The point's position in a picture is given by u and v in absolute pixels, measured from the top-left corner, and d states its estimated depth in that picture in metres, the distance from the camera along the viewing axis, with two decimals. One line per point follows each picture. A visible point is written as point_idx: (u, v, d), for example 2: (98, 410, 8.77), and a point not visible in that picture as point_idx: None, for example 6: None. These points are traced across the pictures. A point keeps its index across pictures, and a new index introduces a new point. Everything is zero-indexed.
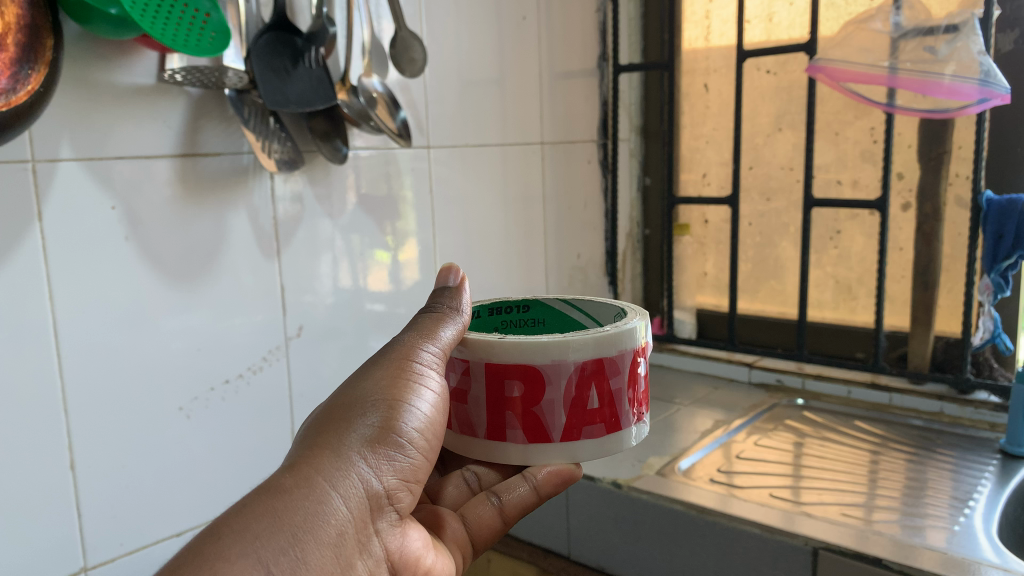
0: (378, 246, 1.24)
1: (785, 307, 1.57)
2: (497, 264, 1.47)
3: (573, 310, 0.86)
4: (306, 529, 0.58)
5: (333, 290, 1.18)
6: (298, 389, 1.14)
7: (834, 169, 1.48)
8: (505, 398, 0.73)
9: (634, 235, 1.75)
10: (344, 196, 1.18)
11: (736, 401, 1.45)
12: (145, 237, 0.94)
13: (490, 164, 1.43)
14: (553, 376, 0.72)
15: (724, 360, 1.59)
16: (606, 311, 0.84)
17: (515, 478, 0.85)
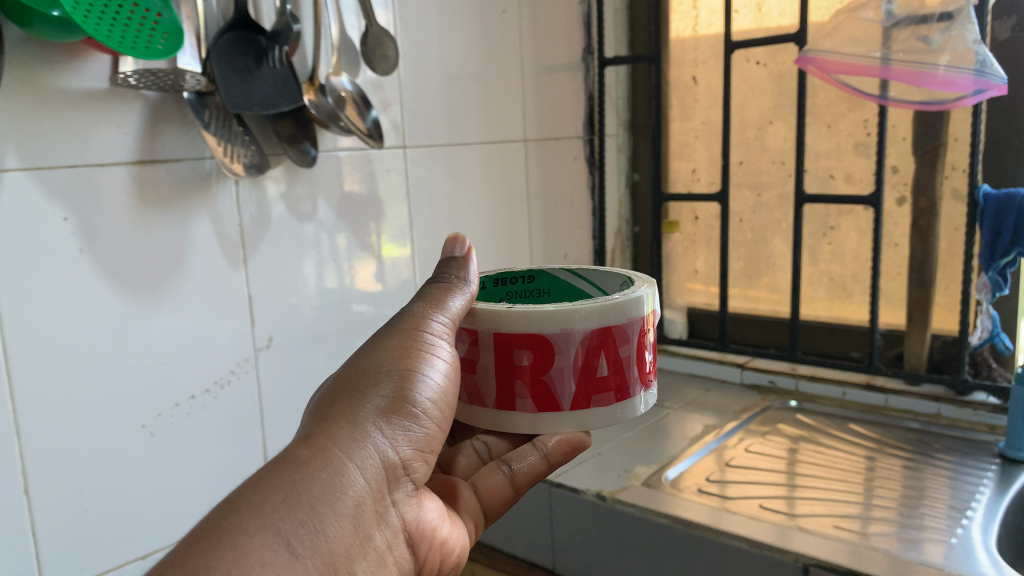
0: (354, 250, 1.20)
1: (779, 305, 1.53)
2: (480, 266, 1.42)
3: (578, 279, 0.88)
4: (326, 498, 0.60)
5: (306, 298, 1.13)
6: (269, 401, 1.10)
7: (827, 163, 1.44)
8: (513, 367, 0.76)
9: (623, 232, 1.70)
10: (313, 198, 1.13)
11: (729, 404, 1.40)
12: (131, 234, 0.93)
13: (472, 163, 1.39)
14: (562, 345, 0.75)
15: (716, 361, 1.54)
16: (610, 279, 0.87)
17: (525, 448, 0.92)
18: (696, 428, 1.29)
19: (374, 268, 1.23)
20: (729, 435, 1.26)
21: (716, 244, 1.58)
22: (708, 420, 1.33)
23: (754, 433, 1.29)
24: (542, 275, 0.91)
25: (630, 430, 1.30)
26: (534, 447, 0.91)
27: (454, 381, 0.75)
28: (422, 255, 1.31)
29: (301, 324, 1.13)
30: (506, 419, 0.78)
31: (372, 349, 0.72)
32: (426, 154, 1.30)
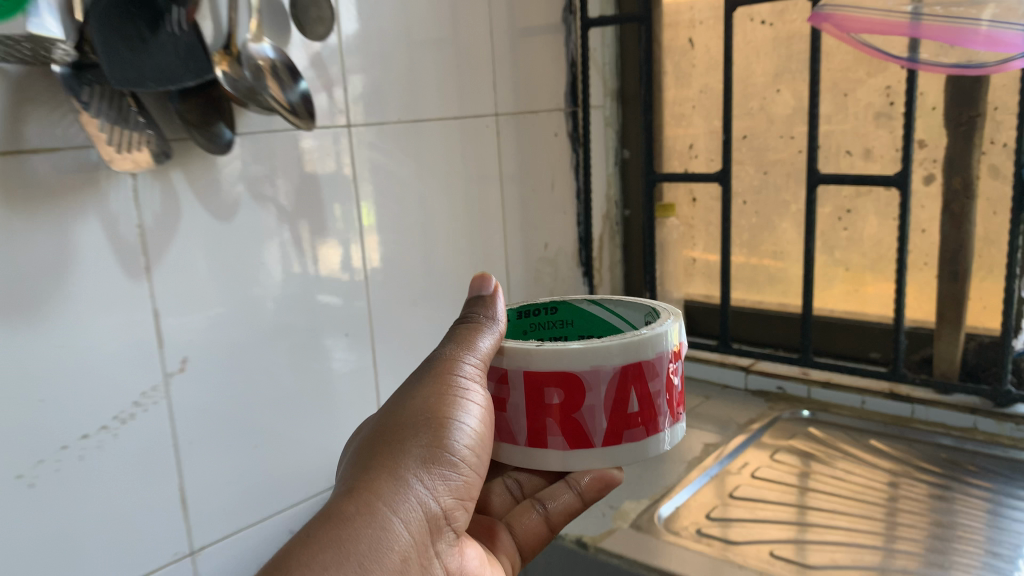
0: (292, 250, 1.01)
1: (787, 298, 1.35)
2: (447, 261, 1.24)
3: (598, 308, 0.88)
4: (372, 555, 0.63)
5: (230, 309, 0.95)
6: (186, 435, 0.92)
7: (843, 136, 1.26)
8: (545, 404, 0.76)
9: (612, 216, 1.52)
10: (259, 187, 0.97)
11: (734, 416, 1.23)
12: (23, 248, 0.77)
13: (434, 142, 1.20)
14: (592, 384, 0.75)
15: (716, 364, 1.35)
16: (629, 312, 0.86)
17: (558, 487, 0.88)
18: (694, 448, 1.12)
19: (318, 269, 1.05)
20: (731, 459, 1.09)
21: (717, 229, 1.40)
22: (708, 437, 1.15)
23: (763, 455, 1.11)
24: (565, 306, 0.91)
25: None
26: (566, 486, 0.87)
27: (490, 426, 0.77)
28: (376, 251, 1.12)
29: (227, 342, 0.95)
30: (538, 452, 0.77)
31: (408, 398, 0.74)
32: (374, 135, 1.11)
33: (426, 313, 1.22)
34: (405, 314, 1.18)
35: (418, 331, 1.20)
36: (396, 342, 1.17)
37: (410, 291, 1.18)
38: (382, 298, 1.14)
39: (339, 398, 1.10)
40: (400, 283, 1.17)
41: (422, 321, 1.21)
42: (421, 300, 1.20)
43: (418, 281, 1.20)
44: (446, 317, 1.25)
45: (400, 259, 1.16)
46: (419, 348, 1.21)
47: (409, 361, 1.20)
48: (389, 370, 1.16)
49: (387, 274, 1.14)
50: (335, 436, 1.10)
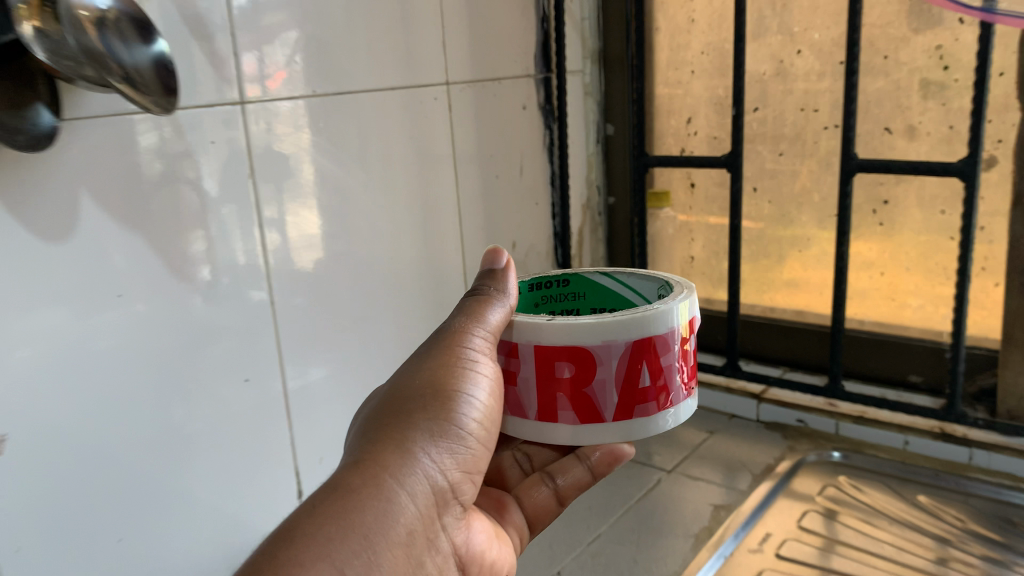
0: (162, 278, 0.74)
1: (806, 304, 1.12)
2: (387, 270, 0.98)
3: (605, 278, 0.76)
4: (378, 531, 0.52)
5: (58, 361, 0.67)
6: (8, 543, 0.65)
7: (882, 108, 1.01)
8: (555, 380, 0.67)
9: (594, 204, 1.26)
10: (176, 170, 0.74)
11: (747, 462, 0.99)
12: None
13: (371, 120, 0.93)
14: (604, 356, 0.66)
15: (720, 390, 1.11)
16: (639, 282, 0.75)
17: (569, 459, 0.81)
18: (699, 513, 0.88)
19: (204, 298, 0.78)
20: (747, 535, 0.85)
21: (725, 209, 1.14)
22: (716, 494, 0.91)
23: (789, 522, 0.87)
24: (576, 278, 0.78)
25: (597, 530, 0.86)
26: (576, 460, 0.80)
27: (498, 403, 0.67)
28: (285, 269, 0.86)
29: (68, 406, 0.68)
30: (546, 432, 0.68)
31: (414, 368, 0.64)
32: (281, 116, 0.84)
33: (360, 339, 0.95)
34: (333, 343, 0.92)
35: (351, 363, 0.95)
36: (318, 377, 0.91)
37: (338, 315, 0.92)
38: (302, 326, 0.88)
39: (243, 458, 0.84)
40: (326, 304, 0.91)
41: (357, 349, 0.95)
42: (352, 323, 0.94)
43: (349, 301, 0.93)
44: (388, 341, 0.99)
45: (324, 277, 0.90)
46: (351, 384, 0.95)
47: (341, 398, 0.94)
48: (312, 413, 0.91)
49: (308, 295, 0.88)
50: (235, 509, 0.84)
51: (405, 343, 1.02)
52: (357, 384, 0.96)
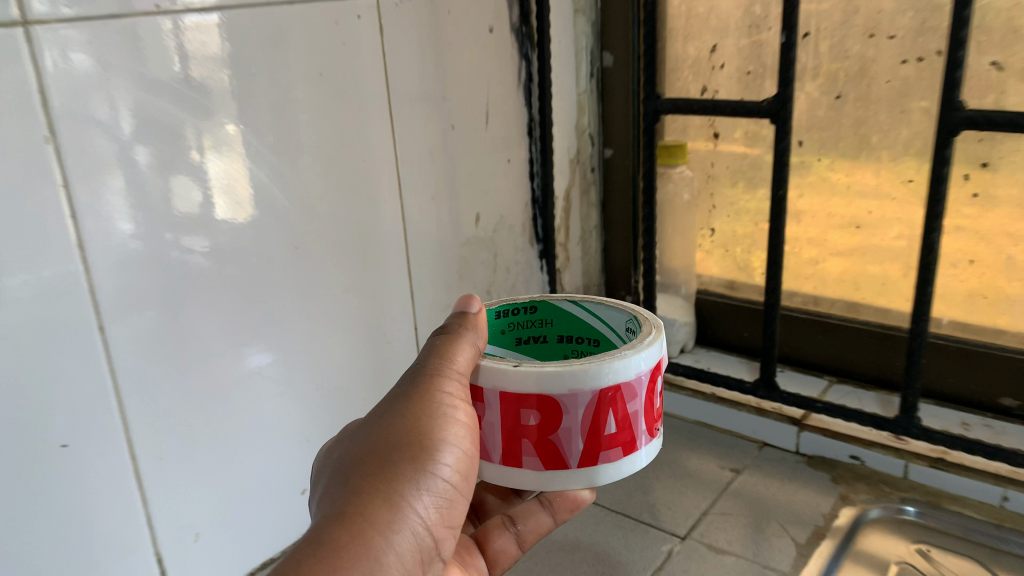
0: None
1: (862, 295, 0.86)
2: (293, 267, 0.68)
3: (573, 306, 0.54)
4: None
5: None
6: None
7: (988, 33, 0.72)
8: (516, 428, 0.48)
9: (586, 159, 0.98)
10: None
11: (786, 520, 0.73)
12: None
13: (272, 51, 0.62)
14: (571, 401, 0.47)
15: (747, 411, 0.85)
16: (611, 312, 0.53)
17: (531, 502, 0.60)
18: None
19: None
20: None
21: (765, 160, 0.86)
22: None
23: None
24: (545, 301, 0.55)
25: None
26: (542, 506, 0.59)
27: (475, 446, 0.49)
28: (161, 225, 0.57)
29: None
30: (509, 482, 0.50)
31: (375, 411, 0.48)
32: (162, 29, 0.55)
33: (252, 368, 0.66)
34: (206, 379, 0.63)
35: (239, 404, 0.66)
36: (192, 425, 0.62)
37: (206, 339, 0.62)
38: (146, 358, 0.58)
39: (53, 569, 0.55)
40: (187, 322, 0.61)
41: (248, 383, 0.66)
42: (235, 345, 0.64)
43: (230, 314, 0.63)
44: (299, 365, 0.70)
45: (180, 285, 0.60)
46: (237, 430, 0.66)
47: (224, 453, 0.65)
48: (177, 481, 0.62)
49: (153, 309, 0.58)
50: None
51: (331, 367, 0.73)
52: (252, 429, 0.67)
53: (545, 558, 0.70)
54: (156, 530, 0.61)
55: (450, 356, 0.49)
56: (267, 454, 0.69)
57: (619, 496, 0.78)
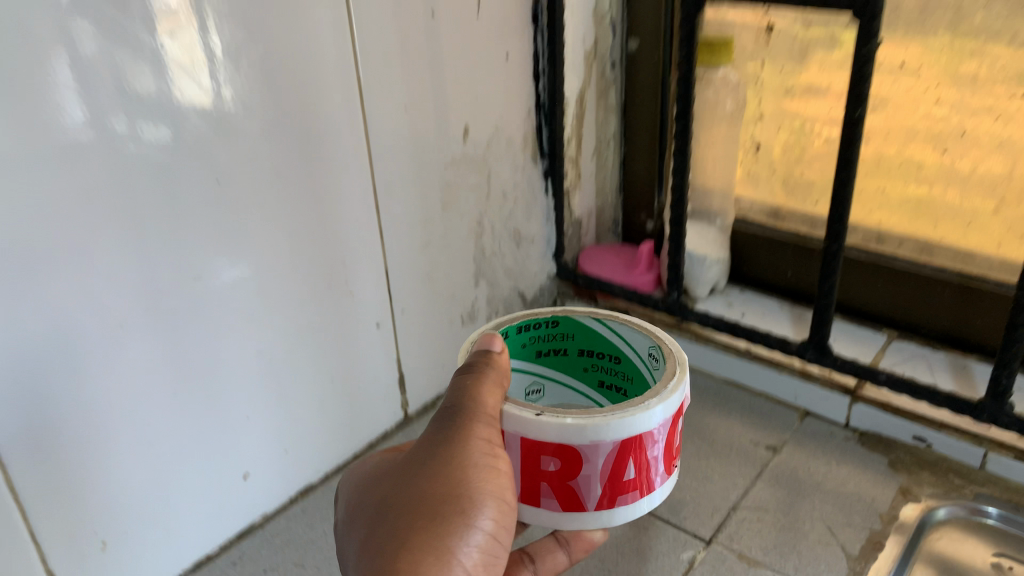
0: None
1: (939, 235, 0.70)
2: (214, 210, 0.51)
3: (597, 324, 0.47)
4: None
5: None
6: None
7: None
8: (529, 474, 0.39)
9: (605, 54, 0.79)
10: None
11: (834, 521, 0.59)
12: None
13: None
14: (591, 451, 0.38)
15: (789, 373, 0.71)
16: (635, 334, 0.46)
17: (543, 538, 0.46)
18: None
19: None
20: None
21: (836, 63, 0.67)
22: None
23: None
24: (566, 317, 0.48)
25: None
26: (557, 544, 0.46)
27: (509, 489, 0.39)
28: (114, 107, 0.44)
29: None
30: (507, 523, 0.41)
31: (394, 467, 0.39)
32: None
33: (161, 342, 0.51)
34: (94, 364, 0.47)
35: (147, 389, 0.51)
36: (79, 422, 0.48)
37: (85, 312, 0.46)
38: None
39: None
40: (57, 292, 0.45)
41: (156, 361, 0.51)
42: (137, 315, 0.49)
43: (123, 275, 0.47)
44: (226, 332, 0.54)
45: (40, 245, 0.43)
46: (144, 421, 0.51)
47: (125, 450, 0.51)
48: (70, 490, 0.48)
49: (20, 268, 0.43)
50: None
51: (276, 328, 0.58)
52: (168, 415, 0.53)
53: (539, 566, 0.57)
54: (44, 548, 0.48)
55: (472, 394, 0.39)
56: (190, 445, 0.54)
57: None
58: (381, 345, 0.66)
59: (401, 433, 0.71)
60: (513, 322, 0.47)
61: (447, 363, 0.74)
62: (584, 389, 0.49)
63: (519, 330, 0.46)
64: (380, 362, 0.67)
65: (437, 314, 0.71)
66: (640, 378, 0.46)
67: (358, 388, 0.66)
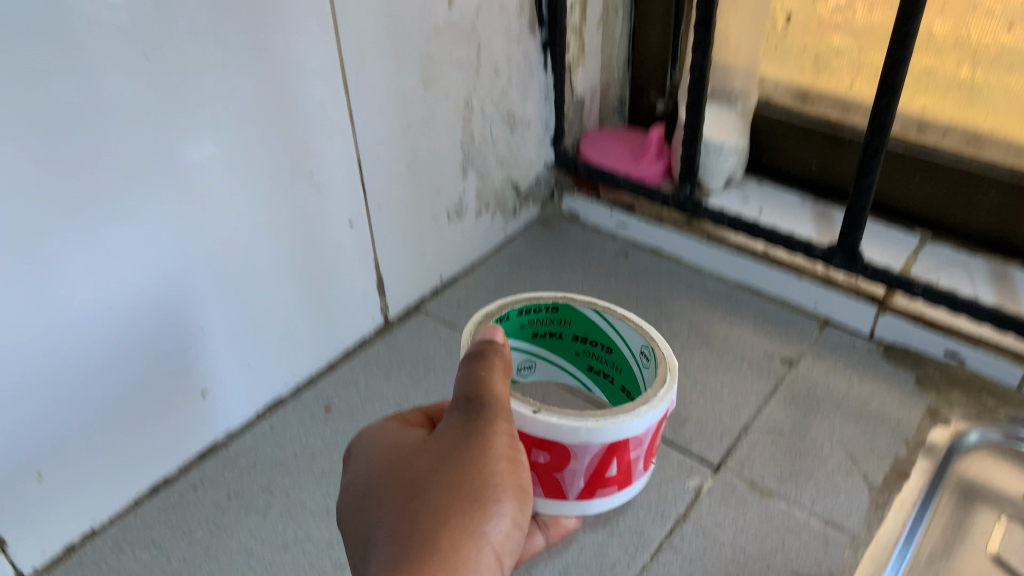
0: None
1: (991, 126, 0.62)
2: (147, 89, 0.41)
3: (595, 315, 0.47)
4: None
5: None
6: None
7: None
8: None
9: None
10: None
11: (856, 448, 0.54)
12: None
13: None
14: (579, 449, 0.40)
15: (810, 279, 0.64)
16: (629, 331, 0.46)
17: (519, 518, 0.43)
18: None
19: None
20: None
21: None
22: (802, 552, 0.48)
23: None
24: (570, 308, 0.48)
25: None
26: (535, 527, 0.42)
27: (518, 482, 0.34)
28: None
29: None
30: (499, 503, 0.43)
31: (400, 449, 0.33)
32: None
33: (85, 248, 0.42)
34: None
35: (68, 292, 0.42)
36: None
37: None
38: None
39: None
40: None
41: (76, 270, 0.42)
42: (55, 220, 0.40)
43: (29, 171, 0.38)
44: (164, 233, 0.46)
45: None
46: (69, 335, 0.43)
47: (49, 369, 0.43)
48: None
49: None
50: None
51: (228, 229, 0.49)
52: (99, 330, 0.45)
53: None
54: None
55: (482, 379, 0.34)
56: (127, 363, 0.47)
57: None
58: (354, 244, 0.58)
59: (379, 340, 0.65)
60: (513, 305, 0.47)
61: (429, 262, 0.67)
62: (573, 367, 0.51)
63: (518, 313, 0.47)
64: (354, 265, 0.59)
65: (419, 209, 0.63)
66: (629, 373, 0.47)
67: (330, 294, 0.59)
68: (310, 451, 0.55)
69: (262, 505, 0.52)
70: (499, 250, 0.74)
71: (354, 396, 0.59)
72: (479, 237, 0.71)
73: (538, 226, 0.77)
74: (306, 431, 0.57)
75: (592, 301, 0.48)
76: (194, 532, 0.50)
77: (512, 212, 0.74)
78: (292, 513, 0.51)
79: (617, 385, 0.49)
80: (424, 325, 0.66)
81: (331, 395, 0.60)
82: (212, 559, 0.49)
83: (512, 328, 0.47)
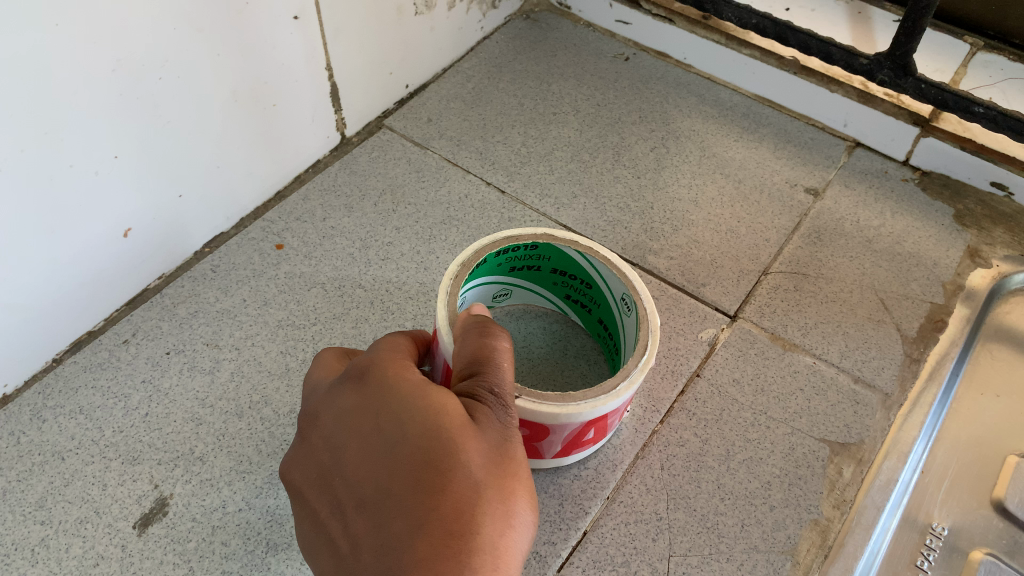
0: None
1: None
2: None
3: (577, 255, 0.38)
4: None
5: None
6: None
7: None
8: None
9: None
10: None
11: (887, 292, 0.48)
12: None
13: None
14: (556, 424, 0.33)
15: (844, 95, 0.55)
16: (611, 278, 0.38)
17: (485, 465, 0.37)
18: (791, 484, 0.40)
19: None
20: (885, 553, 0.39)
21: None
22: (828, 415, 0.43)
23: (970, 503, 0.41)
24: (554, 250, 0.39)
25: (566, 542, 0.38)
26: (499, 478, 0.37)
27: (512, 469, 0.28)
28: None
29: None
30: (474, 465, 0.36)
31: (407, 398, 0.26)
32: None
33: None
34: None
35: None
36: None
37: None
38: None
39: None
40: None
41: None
42: None
43: None
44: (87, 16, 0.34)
45: None
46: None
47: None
48: None
49: None
50: None
51: (156, 34, 0.38)
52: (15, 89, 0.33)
53: (517, 347, 0.44)
54: None
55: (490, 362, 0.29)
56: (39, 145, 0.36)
57: (637, 228, 0.51)
58: (301, 44, 0.47)
59: (337, 161, 0.55)
60: (482, 251, 0.37)
61: (394, 67, 0.56)
62: (553, 293, 0.44)
63: (489, 257, 0.38)
64: (302, 72, 0.48)
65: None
66: (612, 314, 0.40)
67: (275, 106, 0.48)
68: (262, 297, 0.47)
69: (209, 364, 0.44)
70: (474, 51, 0.63)
71: (311, 231, 0.50)
72: (452, 35, 0.59)
73: (520, 22, 0.66)
74: (255, 273, 0.48)
75: (574, 237, 0.38)
76: (129, 397, 0.43)
77: (491, 4, 0.62)
78: (245, 372, 0.44)
79: (596, 316, 0.42)
80: (390, 143, 0.56)
81: (283, 228, 0.50)
82: (154, 429, 0.42)
83: (482, 272, 0.38)
